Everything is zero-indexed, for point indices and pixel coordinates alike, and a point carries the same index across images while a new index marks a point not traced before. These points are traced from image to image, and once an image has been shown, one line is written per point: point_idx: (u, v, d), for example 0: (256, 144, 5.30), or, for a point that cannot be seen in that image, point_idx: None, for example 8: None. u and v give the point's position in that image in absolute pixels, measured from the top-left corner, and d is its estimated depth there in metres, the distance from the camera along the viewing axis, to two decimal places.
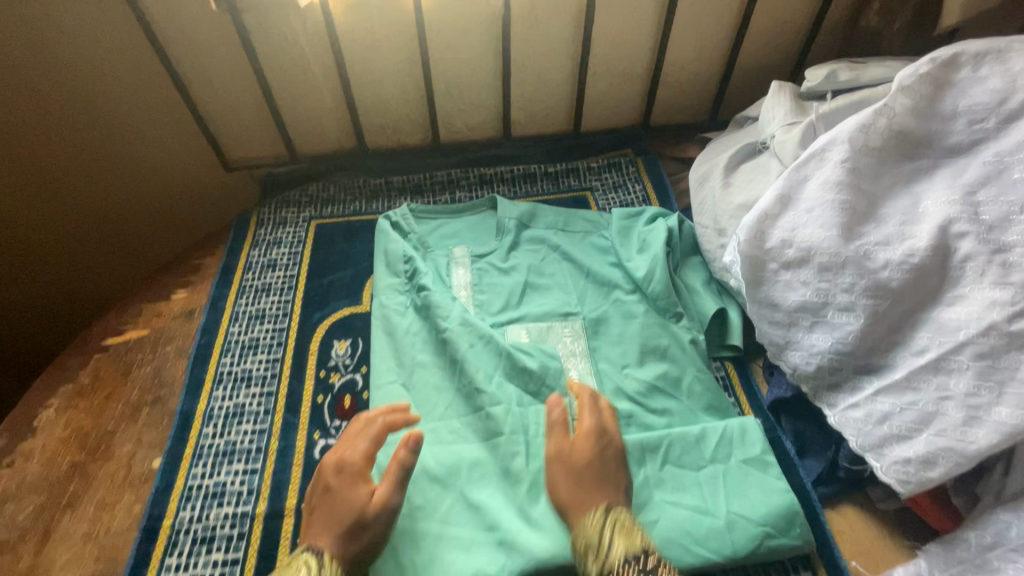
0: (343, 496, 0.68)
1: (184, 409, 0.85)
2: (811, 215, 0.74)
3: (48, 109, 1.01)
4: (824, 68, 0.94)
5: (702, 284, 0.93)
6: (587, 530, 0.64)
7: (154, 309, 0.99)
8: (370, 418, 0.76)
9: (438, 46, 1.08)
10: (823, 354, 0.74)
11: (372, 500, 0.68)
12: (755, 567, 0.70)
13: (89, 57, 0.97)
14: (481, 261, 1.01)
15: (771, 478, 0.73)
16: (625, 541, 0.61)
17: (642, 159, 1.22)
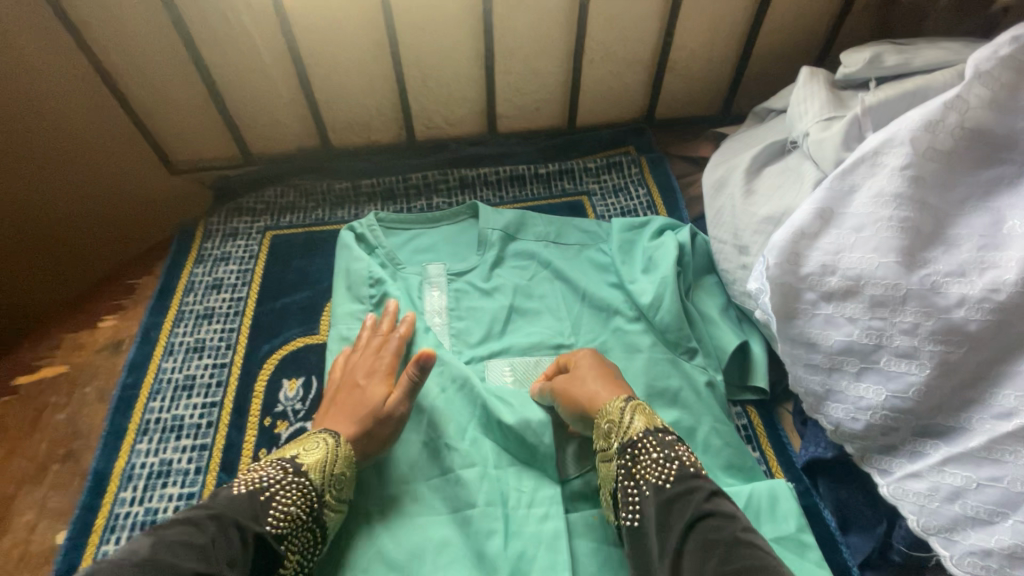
0: (364, 390, 0.70)
1: (98, 468, 0.71)
2: (859, 236, 0.60)
3: None
4: (866, 50, 0.78)
5: (719, 311, 0.78)
6: (609, 414, 0.64)
7: (77, 340, 0.85)
8: (382, 330, 0.77)
9: (409, 30, 0.93)
10: (875, 410, 0.59)
11: (390, 398, 0.69)
12: None
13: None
14: (459, 280, 0.86)
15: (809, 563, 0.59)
16: (646, 418, 0.62)
17: (647, 158, 1.06)
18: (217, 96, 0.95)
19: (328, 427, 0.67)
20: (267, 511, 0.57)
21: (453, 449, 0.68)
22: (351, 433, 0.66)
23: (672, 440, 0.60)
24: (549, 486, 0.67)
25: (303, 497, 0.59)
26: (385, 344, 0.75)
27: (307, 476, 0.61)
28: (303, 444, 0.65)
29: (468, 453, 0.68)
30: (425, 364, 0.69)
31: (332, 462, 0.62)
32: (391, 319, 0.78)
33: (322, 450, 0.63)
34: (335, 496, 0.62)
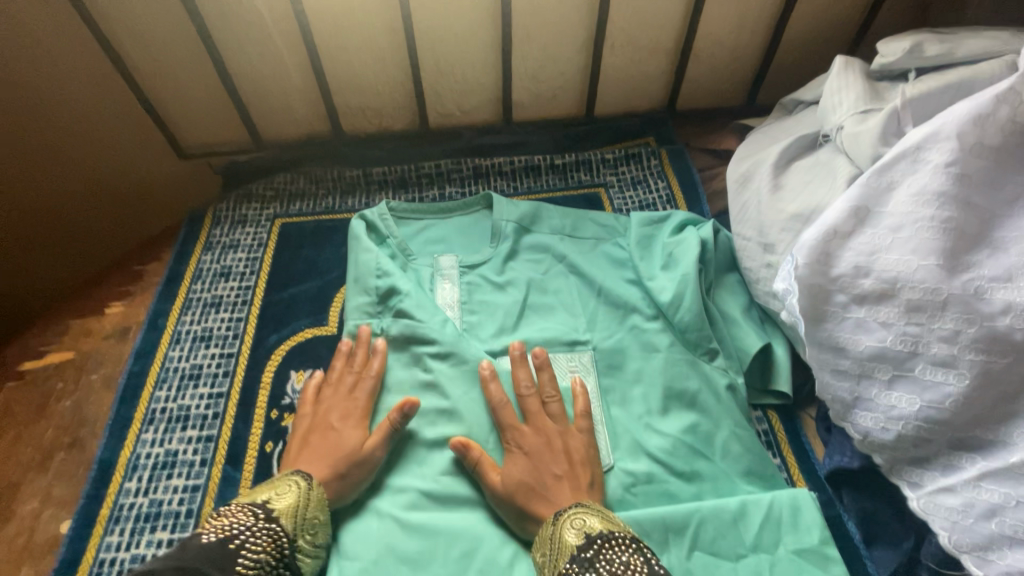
0: (340, 433, 0.66)
1: (104, 458, 0.70)
2: (897, 236, 0.57)
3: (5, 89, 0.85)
4: (904, 39, 0.74)
5: (742, 312, 0.75)
6: (542, 547, 0.58)
7: (84, 326, 0.84)
8: (358, 368, 0.72)
9: (424, 13, 0.89)
10: (907, 420, 0.56)
11: (367, 443, 0.66)
12: None
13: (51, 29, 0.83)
14: (471, 273, 0.84)
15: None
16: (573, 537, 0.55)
17: (666, 151, 1.03)
18: (226, 79, 0.92)
19: (300, 467, 0.63)
20: (238, 559, 0.51)
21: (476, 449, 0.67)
22: (323, 474, 0.63)
23: (592, 554, 0.52)
24: None
25: (276, 544, 0.54)
26: (358, 383, 0.71)
27: (280, 521, 0.56)
28: (270, 489, 0.60)
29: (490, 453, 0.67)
30: (408, 411, 0.67)
31: (306, 505, 0.59)
32: (365, 351, 0.74)
33: (296, 493, 0.59)
34: (308, 541, 0.58)
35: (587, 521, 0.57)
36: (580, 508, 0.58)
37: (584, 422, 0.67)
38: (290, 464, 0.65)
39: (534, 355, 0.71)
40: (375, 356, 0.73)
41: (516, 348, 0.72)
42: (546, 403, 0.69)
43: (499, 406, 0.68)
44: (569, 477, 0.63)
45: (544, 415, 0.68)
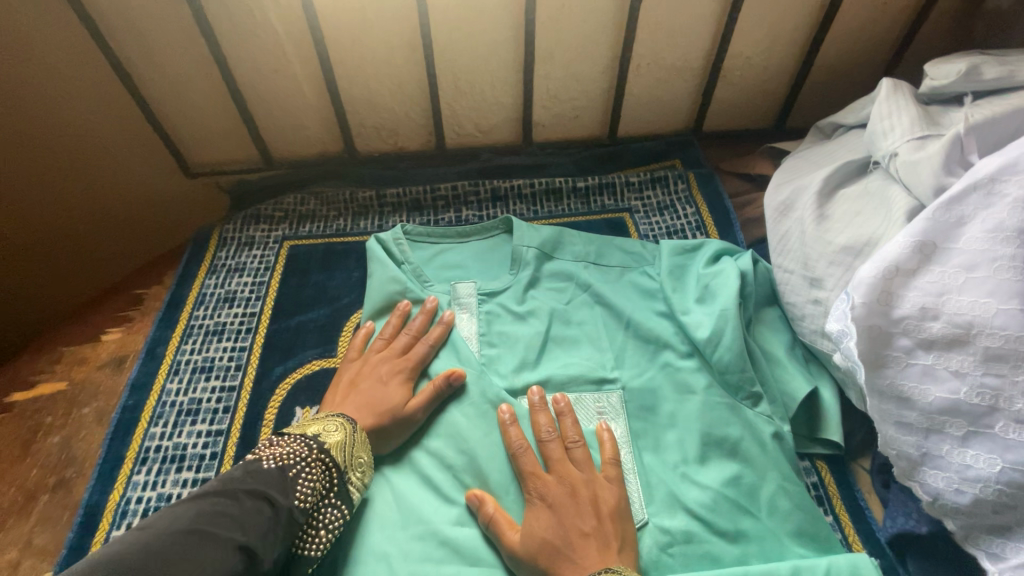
0: (385, 389, 0.67)
1: (91, 501, 0.64)
2: (970, 276, 0.51)
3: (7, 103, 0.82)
4: (959, 61, 0.69)
5: (785, 350, 0.69)
6: None
7: (78, 354, 0.79)
8: (413, 330, 0.73)
9: (444, 30, 0.86)
10: (986, 482, 0.50)
11: (410, 402, 0.66)
12: None
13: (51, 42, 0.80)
14: (490, 303, 0.79)
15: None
16: None
17: (694, 174, 0.98)
18: (238, 98, 0.89)
19: (341, 411, 0.65)
20: (297, 486, 0.55)
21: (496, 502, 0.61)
22: (366, 424, 0.64)
23: None
24: None
25: (330, 476, 0.57)
26: (413, 347, 0.72)
27: (333, 453, 0.58)
28: (318, 425, 0.62)
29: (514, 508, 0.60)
30: (454, 381, 0.68)
31: (354, 443, 0.61)
32: (424, 319, 0.74)
33: (343, 432, 0.61)
34: (357, 475, 0.60)
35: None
36: (611, 575, 0.52)
37: (613, 471, 0.61)
38: (333, 407, 0.67)
39: (555, 400, 0.66)
40: (436, 324, 0.73)
41: (534, 393, 0.67)
42: (570, 448, 0.63)
43: (519, 451, 0.63)
44: (598, 536, 0.56)
45: (568, 461, 0.62)
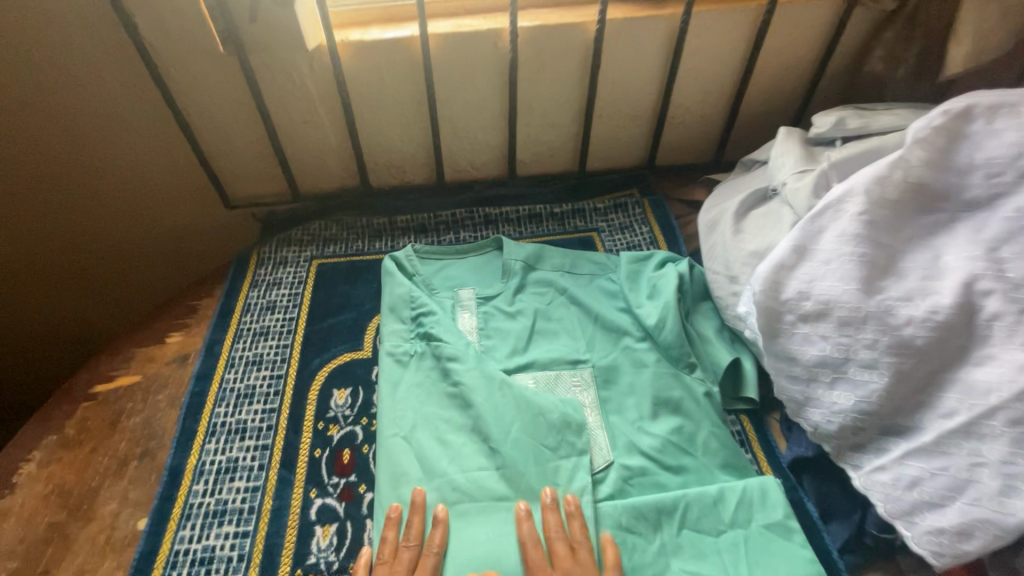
0: None
1: (173, 463, 0.81)
2: (828, 267, 0.73)
3: (97, 159, 1.05)
4: (832, 114, 0.94)
5: (715, 332, 0.90)
6: None
7: (147, 353, 0.96)
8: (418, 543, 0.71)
9: (445, 89, 1.08)
10: (845, 412, 0.71)
11: None
12: None
13: (133, 112, 1.01)
14: (487, 304, 0.99)
15: (795, 546, 0.70)
16: None
17: (648, 201, 1.21)
18: (276, 144, 1.10)
19: None
20: None
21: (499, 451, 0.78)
22: None
23: None
24: (584, 475, 0.77)
25: None
26: (421, 563, 0.69)
27: None
28: None
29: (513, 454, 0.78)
30: None
31: None
32: (421, 521, 0.72)
33: None
34: None
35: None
36: None
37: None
38: None
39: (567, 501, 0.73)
40: (438, 531, 0.71)
41: (546, 495, 0.74)
42: (575, 549, 0.69)
43: (529, 548, 0.69)
44: None
45: (573, 561, 0.68)
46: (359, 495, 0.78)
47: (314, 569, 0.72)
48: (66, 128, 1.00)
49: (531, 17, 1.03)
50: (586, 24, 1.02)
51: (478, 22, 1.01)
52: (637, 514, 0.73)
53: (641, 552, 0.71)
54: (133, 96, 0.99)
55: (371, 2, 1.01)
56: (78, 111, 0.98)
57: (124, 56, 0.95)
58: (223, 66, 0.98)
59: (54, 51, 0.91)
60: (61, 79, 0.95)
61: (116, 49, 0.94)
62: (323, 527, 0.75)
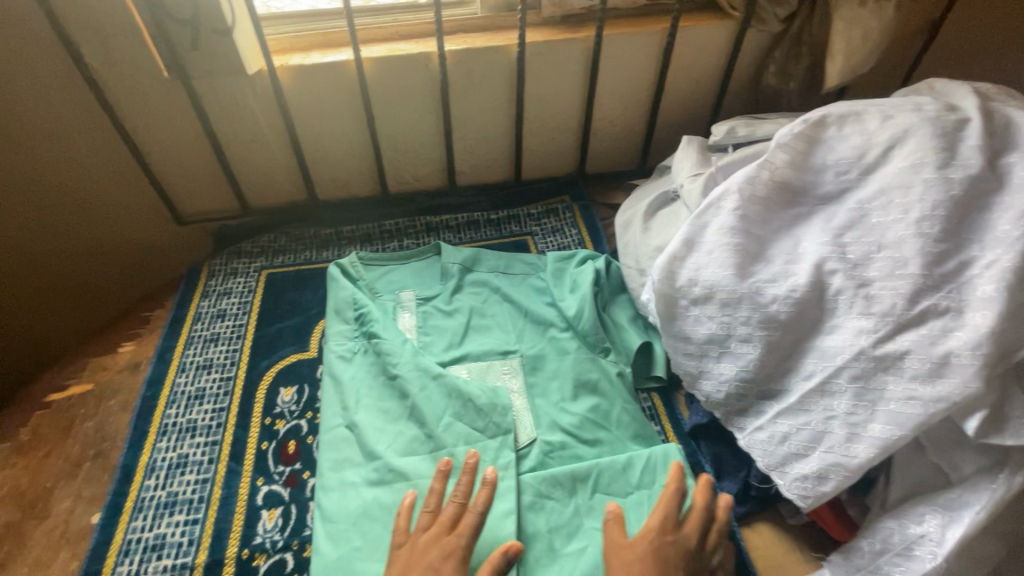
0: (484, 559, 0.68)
1: (126, 461, 0.86)
2: (711, 256, 0.83)
3: (51, 179, 1.10)
4: (725, 125, 1.06)
5: (629, 320, 1.01)
6: None
7: (99, 362, 1.01)
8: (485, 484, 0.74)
9: (382, 108, 1.17)
10: (729, 382, 0.83)
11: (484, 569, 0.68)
12: None
13: (85, 135, 1.07)
14: (427, 304, 1.07)
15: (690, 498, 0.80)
16: None
17: (578, 206, 1.32)
18: (223, 162, 1.16)
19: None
20: None
21: (432, 435, 0.86)
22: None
23: None
24: (509, 452, 0.85)
25: None
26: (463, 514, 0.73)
27: None
28: None
29: (445, 437, 0.85)
30: (510, 555, 0.69)
31: None
32: (469, 481, 0.75)
33: None
34: None
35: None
36: None
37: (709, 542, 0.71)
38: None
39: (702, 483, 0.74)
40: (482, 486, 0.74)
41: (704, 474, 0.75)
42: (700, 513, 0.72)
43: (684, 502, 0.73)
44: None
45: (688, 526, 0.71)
46: (303, 480, 0.85)
47: (259, 548, 0.78)
48: (19, 151, 1.05)
49: (459, 42, 1.13)
50: (508, 47, 1.13)
51: (409, 46, 1.11)
52: (555, 482, 0.82)
53: (558, 514, 0.80)
54: (86, 120, 1.05)
55: (308, 30, 1.10)
56: (31, 135, 1.04)
57: (74, 84, 1.01)
58: (168, 90, 1.04)
59: (6, 80, 0.97)
60: (13, 105, 1.00)
61: (66, 77, 0.99)
62: (268, 511, 0.81)
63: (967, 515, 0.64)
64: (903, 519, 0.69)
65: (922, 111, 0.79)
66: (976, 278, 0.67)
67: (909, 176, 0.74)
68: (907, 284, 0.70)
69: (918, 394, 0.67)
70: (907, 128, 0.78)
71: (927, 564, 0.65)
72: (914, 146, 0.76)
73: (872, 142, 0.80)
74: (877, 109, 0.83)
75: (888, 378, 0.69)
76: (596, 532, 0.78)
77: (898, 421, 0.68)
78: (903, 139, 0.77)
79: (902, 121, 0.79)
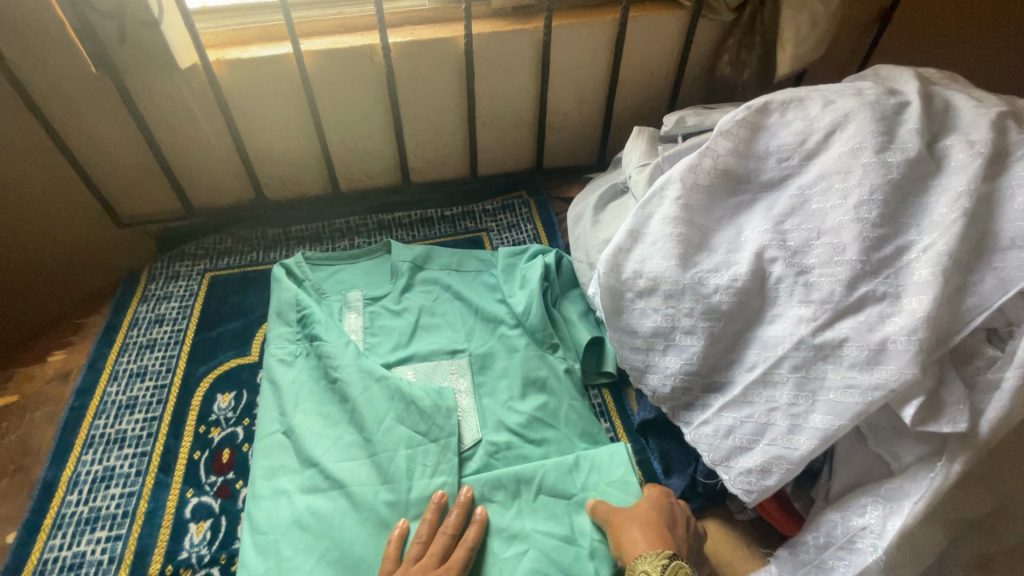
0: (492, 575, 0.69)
1: (47, 477, 0.82)
2: (655, 247, 0.81)
3: None
4: (675, 115, 1.03)
5: (580, 315, 0.99)
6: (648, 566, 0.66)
7: (27, 373, 0.97)
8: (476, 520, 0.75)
9: (328, 103, 1.13)
10: (675, 375, 0.80)
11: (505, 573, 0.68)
12: None
13: (9, 133, 1.01)
14: (375, 304, 1.04)
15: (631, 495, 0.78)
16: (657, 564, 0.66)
17: (534, 201, 1.29)
18: (162, 161, 1.11)
19: None
20: None
21: (370, 439, 0.82)
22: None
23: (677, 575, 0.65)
24: (451, 455, 0.82)
25: None
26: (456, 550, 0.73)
27: None
28: None
29: (384, 440, 0.82)
30: None
31: None
32: (460, 513, 0.76)
33: None
34: None
35: (648, 569, 0.66)
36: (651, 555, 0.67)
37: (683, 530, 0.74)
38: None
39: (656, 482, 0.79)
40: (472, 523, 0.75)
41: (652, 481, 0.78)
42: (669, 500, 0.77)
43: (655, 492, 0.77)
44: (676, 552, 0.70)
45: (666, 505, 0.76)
46: (236, 491, 0.82)
47: (184, 564, 0.75)
48: None
49: (405, 34, 1.09)
50: (457, 38, 1.10)
51: (354, 39, 1.07)
52: (497, 484, 0.80)
53: (498, 518, 0.77)
54: (9, 117, 1.00)
55: (247, 23, 1.06)
56: None
57: None
58: (97, 86, 1.00)
59: None
60: None
61: None
62: (196, 524, 0.78)
63: (907, 505, 0.63)
64: (846, 512, 0.68)
65: (863, 95, 0.78)
66: (914, 263, 0.66)
67: (849, 161, 0.73)
68: (845, 270, 0.68)
69: (857, 382, 0.65)
70: (847, 113, 0.76)
71: (869, 556, 0.64)
72: (854, 131, 0.74)
73: (813, 127, 0.78)
74: (819, 94, 0.81)
75: (828, 366, 0.68)
76: (536, 536, 0.75)
77: (838, 411, 0.66)
78: (844, 123, 0.76)
79: (844, 105, 0.77)
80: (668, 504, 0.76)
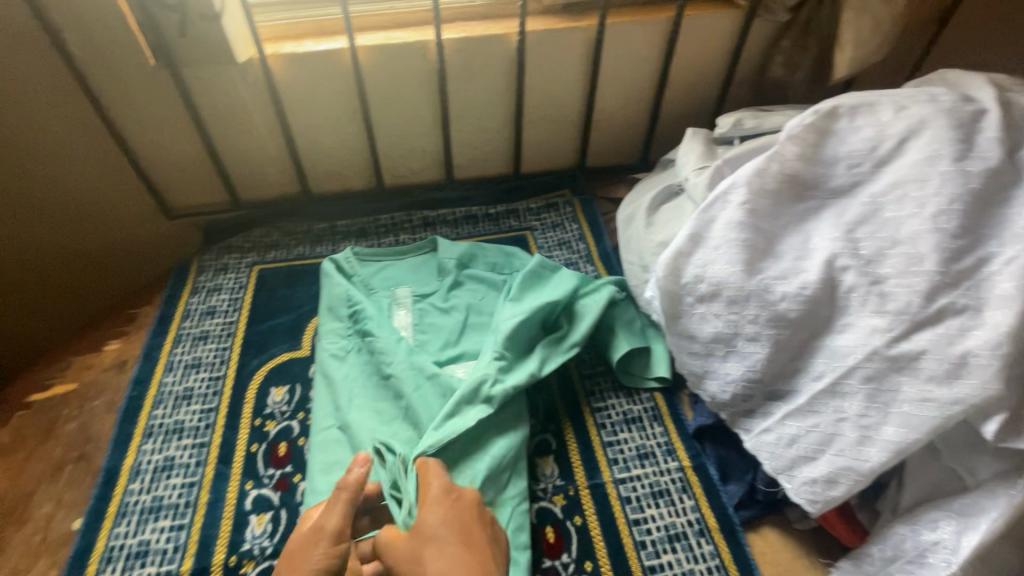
0: None
1: (109, 465, 0.84)
2: (718, 252, 0.80)
3: (55, 178, 1.07)
4: (731, 117, 1.02)
5: (632, 320, 0.97)
6: None
7: (85, 361, 0.99)
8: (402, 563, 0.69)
9: (378, 98, 1.13)
10: (735, 382, 0.82)
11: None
12: (665, 545, 0.79)
13: (78, 130, 1.03)
14: (423, 301, 1.04)
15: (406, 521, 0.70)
16: None
17: (578, 200, 1.29)
18: (212, 153, 1.12)
19: None
20: None
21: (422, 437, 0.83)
22: None
23: None
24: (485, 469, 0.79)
25: None
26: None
27: None
28: None
29: None
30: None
31: None
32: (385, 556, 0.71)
33: None
34: None
35: None
36: None
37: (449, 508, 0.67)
38: None
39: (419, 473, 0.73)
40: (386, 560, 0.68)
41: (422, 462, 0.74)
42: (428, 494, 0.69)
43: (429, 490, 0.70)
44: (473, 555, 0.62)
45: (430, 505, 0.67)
46: (294, 484, 0.83)
47: (247, 555, 0.76)
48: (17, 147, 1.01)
49: (457, 30, 1.09)
50: (508, 35, 1.09)
51: (406, 34, 1.07)
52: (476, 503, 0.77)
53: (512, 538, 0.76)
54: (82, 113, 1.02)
55: (301, 17, 1.05)
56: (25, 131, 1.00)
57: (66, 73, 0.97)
58: (153, 80, 1.01)
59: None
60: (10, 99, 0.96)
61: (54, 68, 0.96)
62: (257, 516, 0.79)
63: (984, 522, 0.61)
64: (916, 525, 0.67)
65: (938, 101, 0.75)
66: (996, 275, 0.63)
67: (925, 169, 0.70)
68: (922, 282, 0.66)
69: (934, 396, 0.64)
70: (922, 119, 0.74)
71: (941, 572, 0.64)
72: (929, 138, 0.72)
73: (885, 133, 0.76)
74: (890, 99, 0.79)
75: (902, 379, 0.67)
76: None
77: (912, 424, 0.66)
78: (918, 130, 0.73)
79: (917, 112, 0.75)
80: (452, 511, 0.67)
